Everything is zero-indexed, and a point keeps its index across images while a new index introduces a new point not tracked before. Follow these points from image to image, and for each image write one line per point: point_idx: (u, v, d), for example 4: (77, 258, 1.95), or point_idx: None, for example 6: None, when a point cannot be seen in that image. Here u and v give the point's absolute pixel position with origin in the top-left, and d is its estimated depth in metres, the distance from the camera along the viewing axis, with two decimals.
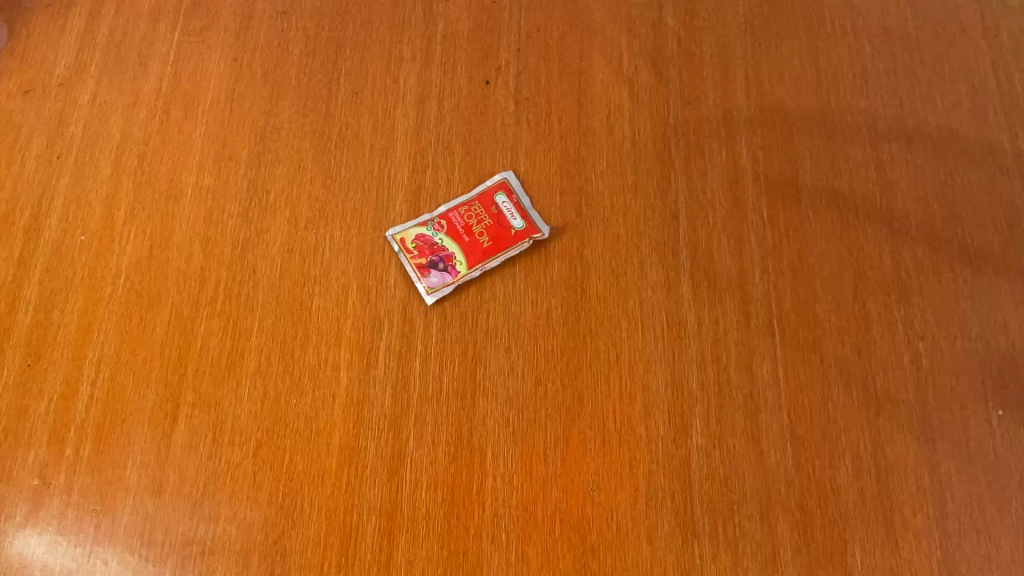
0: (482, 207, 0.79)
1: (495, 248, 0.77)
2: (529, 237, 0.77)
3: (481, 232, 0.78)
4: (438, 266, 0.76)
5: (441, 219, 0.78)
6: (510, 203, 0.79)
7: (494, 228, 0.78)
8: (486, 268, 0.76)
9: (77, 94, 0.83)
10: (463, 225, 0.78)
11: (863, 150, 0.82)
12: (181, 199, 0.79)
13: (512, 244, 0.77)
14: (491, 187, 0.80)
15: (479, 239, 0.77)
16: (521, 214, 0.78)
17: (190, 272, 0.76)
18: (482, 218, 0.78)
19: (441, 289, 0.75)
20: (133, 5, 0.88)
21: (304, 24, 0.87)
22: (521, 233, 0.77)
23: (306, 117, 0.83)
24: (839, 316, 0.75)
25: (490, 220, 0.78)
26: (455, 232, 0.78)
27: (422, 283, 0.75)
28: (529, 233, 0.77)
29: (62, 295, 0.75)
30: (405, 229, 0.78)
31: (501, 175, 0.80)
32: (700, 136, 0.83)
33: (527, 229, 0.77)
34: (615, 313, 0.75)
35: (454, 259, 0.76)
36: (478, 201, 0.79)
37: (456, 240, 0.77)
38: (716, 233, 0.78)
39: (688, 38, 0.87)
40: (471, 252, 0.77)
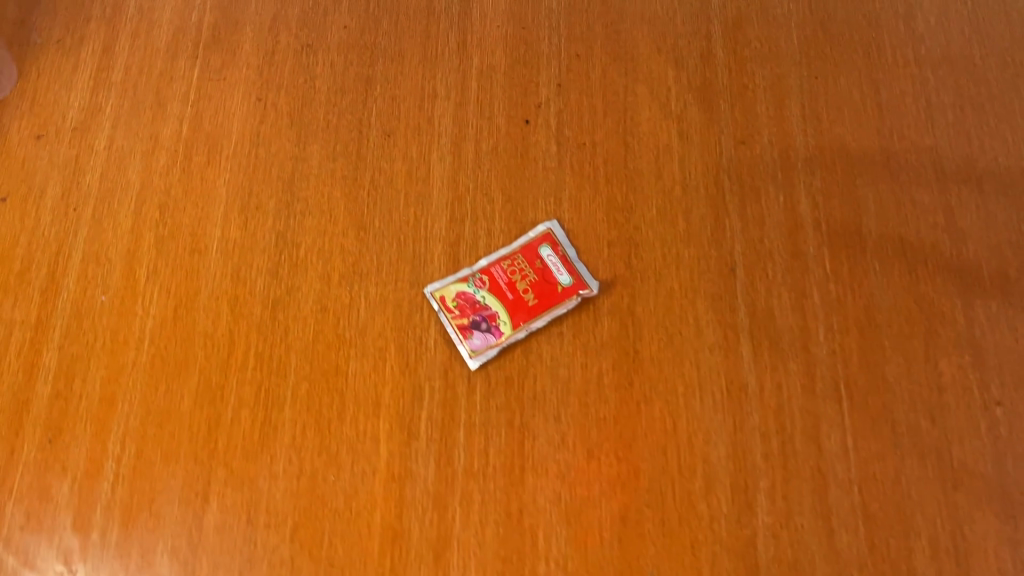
0: (526, 260, 0.74)
1: (541, 306, 0.72)
2: (577, 294, 0.72)
3: (525, 288, 0.73)
4: (481, 326, 0.72)
5: (482, 273, 0.73)
6: (556, 257, 0.74)
7: (539, 284, 0.73)
8: (532, 327, 0.72)
9: (93, 139, 0.78)
10: (506, 281, 0.73)
11: (930, 193, 0.77)
12: (206, 253, 0.74)
13: (558, 302, 0.72)
14: (535, 237, 0.75)
15: (523, 296, 0.73)
16: (568, 269, 0.73)
17: (218, 335, 0.71)
18: (526, 272, 0.74)
19: (484, 352, 0.71)
20: (148, 39, 0.83)
21: (330, 59, 0.82)
22: (568, 290, 0.73)
23: (336, 162, 0.78)
24: (910, 379, 0.70)
25: (535, 276, 0.74)
26: (498, 288, 0.73)
27: (464, 345, 0.71)
28: (577, 290, 0.73)
29: (83, 363, 0.70)
30: (445, 285, 0.73)
31: (545, 224, 0.75)
32: (755, 178, 0.77)
33: (575, 285, 0.73)
34: (671, 377, 0.70)
35: (497, 319, 0.72)
36: (522, 253, 0.74)
37: (499, 297, 0.73)
38: (776, 287, 0.73)
39: (740, 70, 0.82)
40: (515, 310, 0.72)
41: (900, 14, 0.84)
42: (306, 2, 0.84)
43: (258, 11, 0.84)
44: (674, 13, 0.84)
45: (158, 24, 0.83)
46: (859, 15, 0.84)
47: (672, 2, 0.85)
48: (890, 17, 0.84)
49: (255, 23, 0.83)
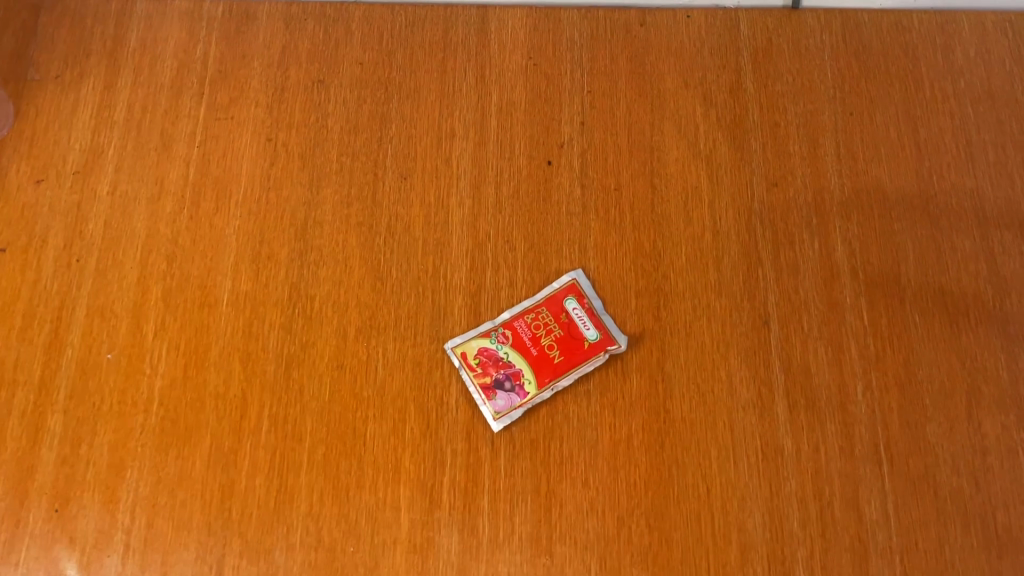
0: (550, 313, 0.71)
1: (567, 363, 0.70)
2: (604, 350, 0.70)
3: (550, 344, 0.70)
4: (505, 386, 0.69)
5: (505, 328, 0.71)
6: (581, 310, 0.71)
7: (564, 339, 0.70)
8: (558, 386, 0.69)
9: (96, 184, 0.75)
10: (530, 336, 0.70)
11: (971, 239, 0.73)
12: (216, 307, 0.71)
13: (585, 359, 0.69)
14: (559, 289, 0.72)
15: (548, 352, 0.70)
16: (594, 323, 0.71)
17: (229, 395, 0.68)
18: (550, 327, 0.71)
19: (508, 413, 0.68)
20: (151, 74, 0.79)
21: (343, 95, 0.78)
22: (594, 346, 0.70)
23: (351, 207, 0.74)
24: (952, 440, 0.67)
25: (560, 330, 0.71)
26: (521, 344, 0.70)
27: (487, 405, 0.68)
28: (605, 346, 0.70)
29: (90, 426, 0.67)
30: (466, 340, 0.70)
31: (569, 274, 0.72)
32: (789, 223, 0.74)
33: (602, 340, 0.70)
34: (703, 438, 0.67)
35: (522, 377, 0.69)
36: (546, 306, 0.71)
37: (522, 354, 0.70)
38: (812, 340, 0.70)
39: (771, 106, 0.78)
40: (540, 368, 0.69)
41: (937, 45, 0.81)
42: (316, 34, 0.81)
43: (266, 44, 0.80)
44: (702, 45, 0.80)
45: (161, 58, 0.80)
46: (895, 46, 0.80)
47: (699, 33, 0.81)
48: (927, 49, 0.80)
49: (263, 57, 0.80)
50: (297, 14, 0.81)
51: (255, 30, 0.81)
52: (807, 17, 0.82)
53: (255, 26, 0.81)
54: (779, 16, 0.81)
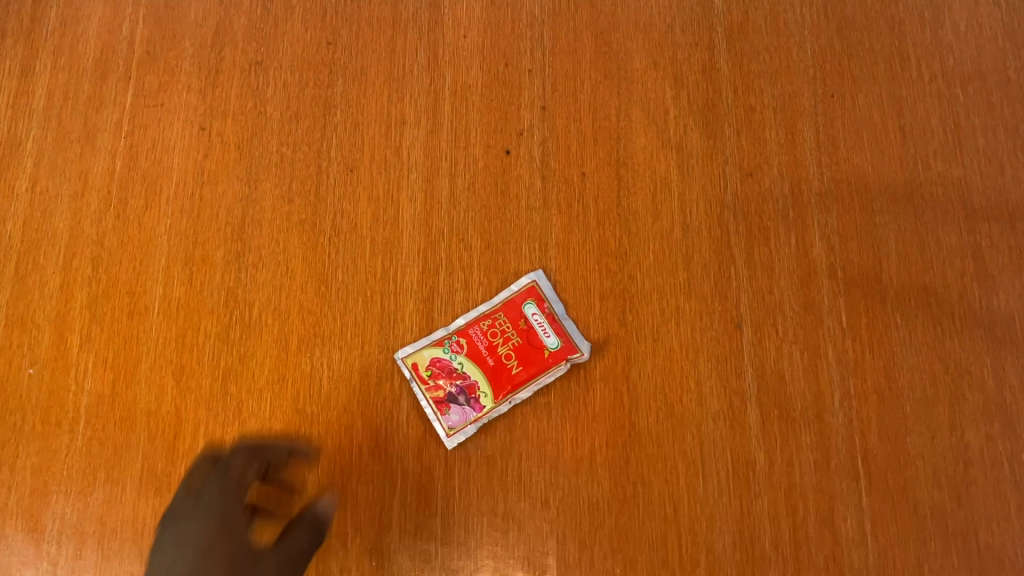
0: (508, 319, 0.66)
1: (526, 374, 0.65)
2: (565, 359, 0.65)
3: (507, 353, 0.66)
4: (459, 399, 0.64)
5: (458, 335, 0.66)
6: (542, 315, 0.66)
7: (522, 348, 0.66)
8: (516, 399, 0.64)
9: (14, 181, 0.69)
10: (486, 344, 0.66)
11: (957, 233, 0.69)
12: (147, 315, 0.66)
13: (545, 369, 0.65)
14: (518, 292, 0.67)
15: (505, 363, 0.65)
16: (554, 330, 0.66)
17: (162, 412, 0.63)
18: (508, 334, 0.66)
19: (462, 429, 0.63)
20: (73, 57, 0.72)
21: (283, 79, 0.72)
22: (556, 354, 0.65)
23: (292, 204, 0.69)
24: (934, 451, 0.63)
25: (518, 338, 0.66)
26: (477, 353, 0.65)
27: (440, 421, 0.63)
28: (566, 354, 0.65)
29: (11, 448, 0.63)
30: (418, 349, 0.65)
31: (529, 276, 0.67)
32: (764, 217, 0.69)
33: (563, 348, 0.65)
34: (671, 453, 0.63)
35: (477, 390, 0.64)
36: (503, 311, 0.67)
37: (478, 364, 0.65)
38: (787, 345, 0.66)
39: (746, 88, 0.72)
40: (497, 379, 0.65)
41: (925, 19, 0.74)
42: (252, 9, 0.74)
43: (199, 21, 0.73)
44: (673, 20, 0.74)
45: (84, 38, 0.73)
46: (881, 20, 0.74)
47: (670, 7, 0.74)
48: (915, 23, 0.74)
49: (194, 36, 0.73)
50: None
51: (185, 5, 0.74)
52: None
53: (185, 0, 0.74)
54: None
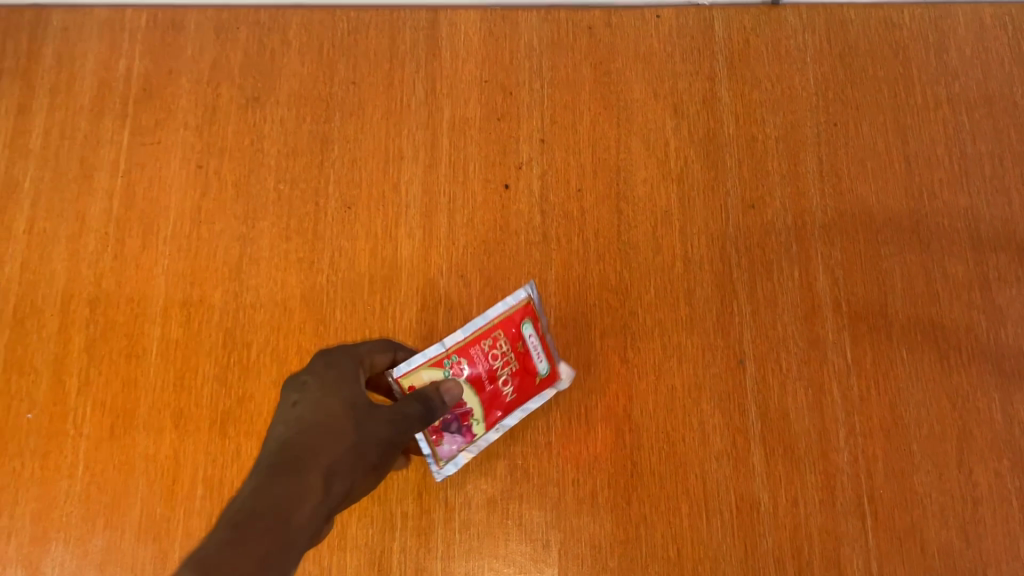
0: (507, 342, 0.58)
1: (517, 400, 0.60)
2: (550, 385, 0.62)
3: (506, 379, 0.59)
4: (452, 428, 0.58)
5: (460, 358, 0.57)
6: (538, 337, 0.59)
7: (519, 374, 0.59)
8: (503, 423, 0.60)
9: (11, 222, 0.69)
10: (486, 369, 0.57)
11: (964, 264, 0.68)
12: (145, 358, 0.65)
13: (533, 395, 0.61)
14: (516, 311, 0.58)
15: (501, 389, 0.59)
16: (546, 355, 0.60)
17: (161, 456, 0.63)
18: (507, 358, 0.58)
19: (452, 458, 0.60)
20: (70, 95, 0.72)
21: (281, 114, 0.72)
22: (545, 380, 0.61)
23: (290, 242, 0.68)
24: (942, 490, 0.62)
25: (517, 362, 0.59)
26: (478, 380, 0.57)
27: (430, 451, 0.59)
28: (551, 381, 0.61)
29: (9, 495, 0.62)
30: (412, 372, 0.56)
31: (525, 290, 0.59)
32: (767, 250, 0.68)
33: (550, 375, 0.61)
34: (673, 493, 0.63)
35: (472, 418, 0.58)
36: (503, 333, 0.58)
37: (475, 389, 0.58)
38: (791, 382, 0.65)
39: (748, 118, 0.71)
40: (491, 407, 0.59)
41: (930, 45, 0.73)
42: (249, 44, 0.73)
43: (195, 57, 0.73)
44: (673, 49, 0.73)
45: (80, 76, 0.73)
46: (884, 46, 0.73)
47: (670, 36, 0.73)
48: (919, 49, 0.73)
49: (191, 72, 0.72)
50: (228, 22, 0.74)
51: (181, 41, 0.73)
52: (788, 14, 0.74)
53: (182, 37, 0.73)
54: (757, 13, 0.74)
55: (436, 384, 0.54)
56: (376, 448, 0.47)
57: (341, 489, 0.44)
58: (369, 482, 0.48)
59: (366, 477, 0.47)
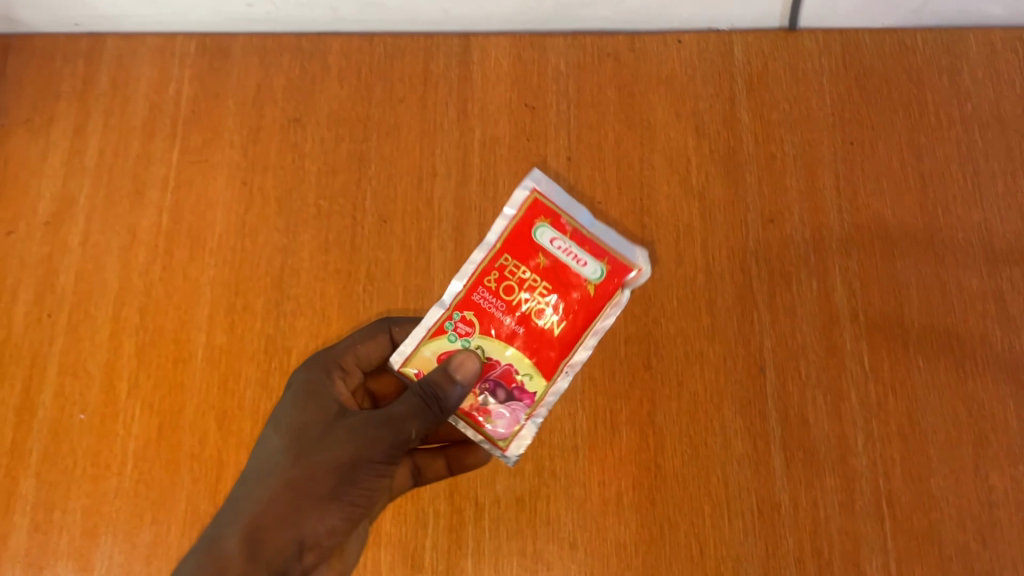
0: (520, 264, 0.60)
1: (575, 324, 0.60)
2: (614, 285, 0.60)
3: (539, 303, 0.60)
4: (499, 399, 0.60)
5: (465, 309, 0.60)
6: (555, 236, 0.60)
7: (554, 289, 0.60)
8: (573, 362, 0.60)
9: (67, 235, 0.73)
10: (505, 308, 0.60)
11: (979, 276, 0.70)
12: (191, 362, 0.69)
13: (596, 310, 0.60)
14: (519, 223, 0.61)
15: (538, 320, 0.60)
16: (583, 251, 0.60)
17: (206, 456, 0.66)
18: (529, 281, 0.60)
19: (514, 436, 0.60)
20: (123, 116, 0.77)
21: (321, 134, 0.75)
22: (599, 284, 0.60)
23: (329, 254, 0.72)
24: (959, 494, 0.64)
25: (543, 280, 0.60)
26: (498, 323, 0.60)
27: (488, 436, 0.60)
28: (613, 282, 0.60)
29: (62, 491, 0.66)
30: (418, 350, 0.60)
31: (523, 194, 0.62)
32: (786, 262, 0.71)
33: (606, 275, 0.60)
34: (696, 494, 0.65)
35: (517, 376, 0.60)
36: (513, 257, 0.60)
37: (507, 340, 0.60)
38: (810, 388, 0.67)
39: (767, 137, 0.74)
40: (539, 341, 0.60)
41: (943, 67, 0.76)
42: (291, 68, 0.77)
43: (241, 81, 0.77)
44: (694, 71, 0.76)
45: (134, 99, 0.77)
46: (898, 68, 0.76)
47: (692, 59, 0.77)
48: (933, 71, 0.76)
49: (237, 95, 0.77)
50: (272, 48, 0.78)
51: (228, 66, 0.78)
52: (805, 39, 0.77)
53: (229, 62, 0.78)
54: (775, 38, 0.77)
55: (445, 363, 0.58)
56: (301, 494, 0.53)
57: (270, 543, 0.52)
58: (327, 510, 0.54)
59: (311, 511, 0.53)
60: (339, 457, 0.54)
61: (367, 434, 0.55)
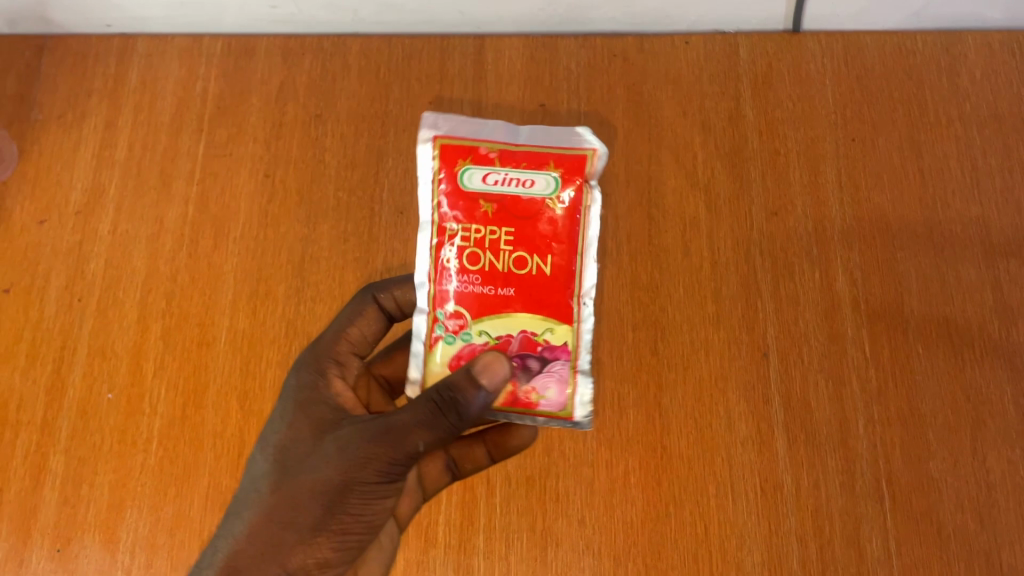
0: (468, 222, 0.52)
1: (558, 249, 0.52)
2: (569, 188, 0.52)
3: (511, 250, 0.52)
4: (536, 372, 0.52)
5: (445, 303, 0.52)
6: (486, 172, 0.52)
7: (516, 225, 0.52)
8: (582, 290, 0.53)
9: (97, 223, 0.76)
10: (481, 277, 0.52)
11: (977, 268, 0.72)
12: (215, 345, 0.72)
13: (570, 226, 0.52)
14: (442, 183, 0.53)
15: (516, 266, 0.52)
16: (519, 171, 0.52)
17: (228, 434, 0.69)
18: (488, 234, 0.52)
19: (568, 398, 0.53)
20: (152, 112, 0.80)
21: (341, 129, 0.78)
22: (556, 199, 0.52)
23: (348, 243, 0.75)
24: (957, 476, 0.66)
25: (501, 226, 0.52)
26: (485, 298, 0.52)
27: (545, 414, 0.53)
28: (567, 186, 0.52)
29: (90, 466, 0.68)
30: (427, 369, 0.53)
31: (428, 149, 0.53)
32: (789, 253, 0.73)
33: (557, 186, 0.52)
34: (701, 475, 0.67)
35: (538, 338, 0.52)
36: (456, 220, 0.52)
37: (505, 307, 0.52)
38: (812, 374, 0.69)
39: (771, 134, 0.77)
40: (538, 288, 0.52)
41: (943, 68, 0.78)
42: (313, 67, 0.80)
43: (264, 79, 0.80)
44: (701, 71, 0.79)
45: (162, 95, 0.80)
46: (899, 68, 0.78)
47: (698, 59, 0.80)
48: (932, 72, 0.78)
49: (261, 92, 0.80)
50: (295, 48, 0.81)
51: (252, 64, 0.81)
52: (808, 40, 0.80)
53: (253, 61, 0.81)
54: (779, 40, 0.80)
55: (465, 370, 0.48)
56: (280, 526, 0.47)
57: None
58: (313, 543, 0.47)
59: (294, 546, 0.47)
60: (324, 482, 0.48)
61: (358, 451, 0.48)
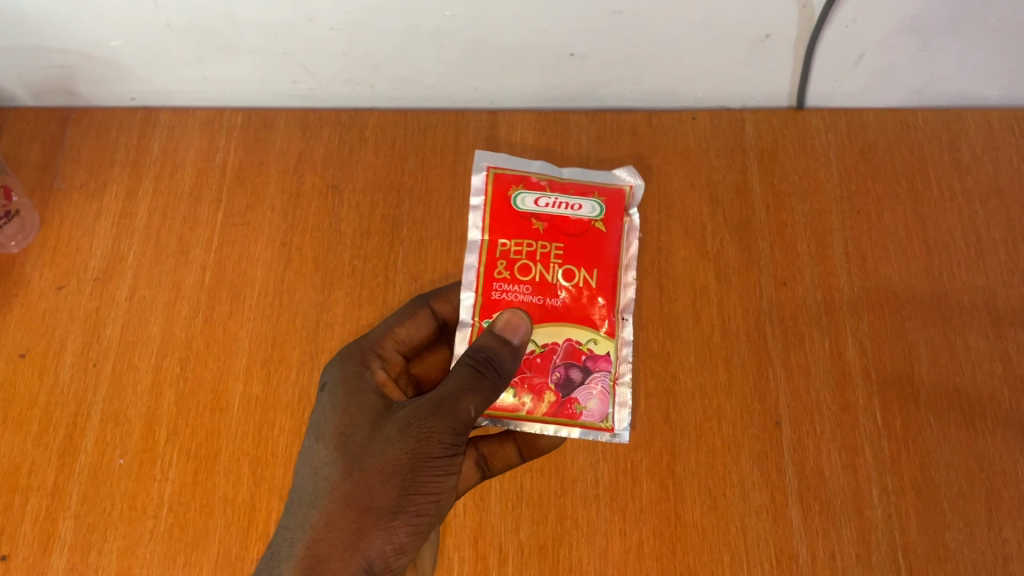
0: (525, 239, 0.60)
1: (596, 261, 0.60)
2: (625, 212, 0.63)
3: (561, 263, 0.60)
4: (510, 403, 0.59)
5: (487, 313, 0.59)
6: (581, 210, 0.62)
7: (565, 244, 0.60)
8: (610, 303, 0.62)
9: (115, 291, 0.77)
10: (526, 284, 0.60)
11: (985, 338, 0.72)
12: (228, 411, 0.72)
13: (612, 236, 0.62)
14: (501, 204, 0.61)
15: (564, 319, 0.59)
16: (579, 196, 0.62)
17: (238, 500, 0.69)
18: (538, 248, 0.60)
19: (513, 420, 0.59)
20: (172, 181, 0.82)
21: (357, 200, 0.80)
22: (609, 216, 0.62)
23: (361, 309, 0.75)
24: (973, 547, 0.65)
25: (553, 241, 0.60)
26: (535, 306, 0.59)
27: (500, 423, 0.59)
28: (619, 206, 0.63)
29: (99, 532, 0.68)
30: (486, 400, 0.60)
31: (481, 177, 0.63)
32: (798, 323, 0.74)
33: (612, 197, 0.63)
34: (715, 545, 0.67)
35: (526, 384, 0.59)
36: (499, 219, 0.61)
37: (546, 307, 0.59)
38: (825, 442, 0.70)
39: (778, 205, 0.79)
40: (575, 300, 0.60)
41: (944, 143, 0.79)
42: (331, 138, 0.82)
43: (283, 150, 0.82)
44: (708, 146, 0.81)
45: (182, 165, 0.82)
46: (902, 145, 0.80)
47: (705, 134, 0.81)
48: (934, 147, 0.79)
49: (279, 163, 0.82)
50: (313, 122, 0.83)
51: (271, 137, 0.82)
52: (813, 116, 0.81)
53: (272, 133, 0.83)
54: (784, 115, 0.81)
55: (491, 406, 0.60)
56: (363, 512, 0.49)
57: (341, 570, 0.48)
58: (389, 529, 0.50)
59: (375, 530, 0.49)
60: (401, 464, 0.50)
61: (433, 431, 0.51)
